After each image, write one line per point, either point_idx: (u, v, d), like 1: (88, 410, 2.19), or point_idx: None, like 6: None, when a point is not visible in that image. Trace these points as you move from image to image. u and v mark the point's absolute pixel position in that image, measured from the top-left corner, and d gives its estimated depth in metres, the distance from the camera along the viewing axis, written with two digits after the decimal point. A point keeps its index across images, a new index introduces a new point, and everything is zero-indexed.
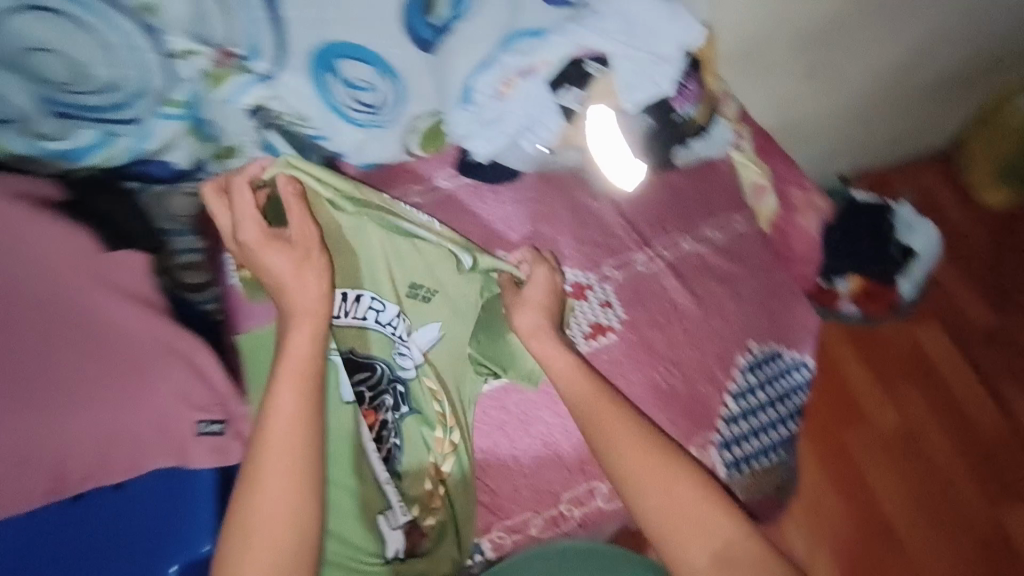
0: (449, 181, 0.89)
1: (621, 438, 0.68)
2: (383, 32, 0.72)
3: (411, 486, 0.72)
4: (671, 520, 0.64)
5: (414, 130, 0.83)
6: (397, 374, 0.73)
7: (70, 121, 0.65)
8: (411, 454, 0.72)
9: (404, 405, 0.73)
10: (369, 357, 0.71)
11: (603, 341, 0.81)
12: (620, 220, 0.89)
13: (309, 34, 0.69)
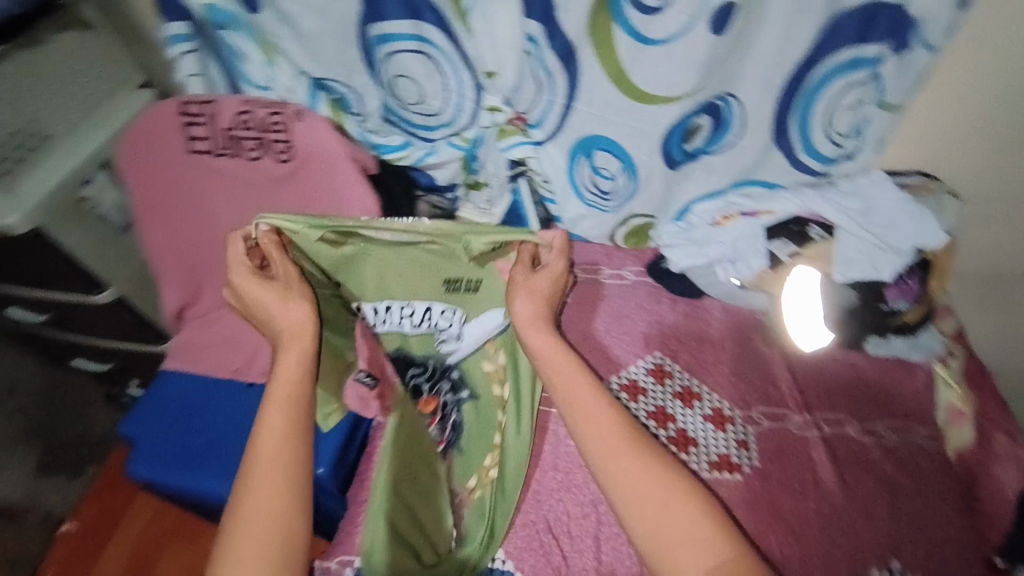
0: (635, 276, 0.99)
1: (595, 433, 0.65)
2: (642, 140, 0.82)
3: (464, 470, 0.83)
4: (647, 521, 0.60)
5: (626, 224, 0.97)
6: (448, 362, 0.88)
7: (394, 126, 0.93)
8: (469, 435, 0.85)
9: (459, 389, 0.87)
10: (425, 354, 0.89)
11: (724, 478, 0.75)
12: (787, 374, 0.85)
13: (584, 125, 0.84)
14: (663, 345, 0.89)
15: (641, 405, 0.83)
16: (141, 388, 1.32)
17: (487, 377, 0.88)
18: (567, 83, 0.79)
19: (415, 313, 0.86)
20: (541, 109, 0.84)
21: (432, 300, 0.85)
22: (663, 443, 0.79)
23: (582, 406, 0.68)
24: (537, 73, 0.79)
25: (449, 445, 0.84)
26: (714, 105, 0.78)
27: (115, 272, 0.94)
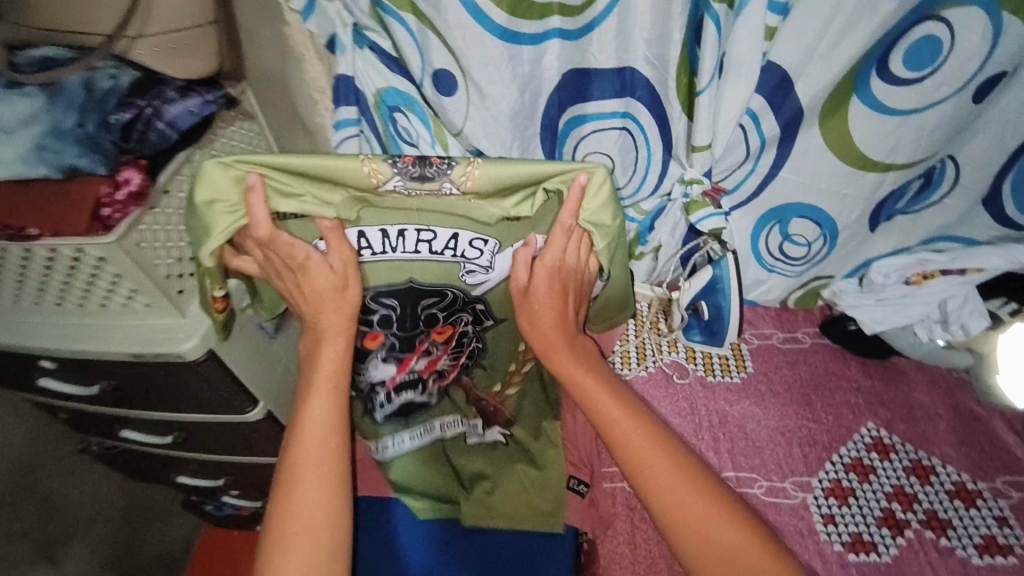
0: (811, 338, 0.95)
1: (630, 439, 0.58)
2: (845, 204, 0.79)
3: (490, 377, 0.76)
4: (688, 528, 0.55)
5: (804, 288, 0.93)
6: (473, 296, 0.65)
7: None
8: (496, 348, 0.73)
9: (487, 319, 0.69)
10: (440, 287, 0.63)
11: (1000, 563, 0.70)
12: (1014, 438, 0.80)
13: (780, 193, 0.80)
14: (872, 414, 0.85)
15: (876, 486, 0.77)
16: (233, 503, 1.13)
17: None
18: (775, 156, 0.76)
19: (430, 257, 0.60)
20: (737, 177, 0.80)
21: (464, 226, 0.58)
22: (918, 527, 0.73)
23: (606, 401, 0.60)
24: (747, 146, 0.75)
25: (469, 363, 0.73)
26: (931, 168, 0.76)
27: (269, 385, 0.81)
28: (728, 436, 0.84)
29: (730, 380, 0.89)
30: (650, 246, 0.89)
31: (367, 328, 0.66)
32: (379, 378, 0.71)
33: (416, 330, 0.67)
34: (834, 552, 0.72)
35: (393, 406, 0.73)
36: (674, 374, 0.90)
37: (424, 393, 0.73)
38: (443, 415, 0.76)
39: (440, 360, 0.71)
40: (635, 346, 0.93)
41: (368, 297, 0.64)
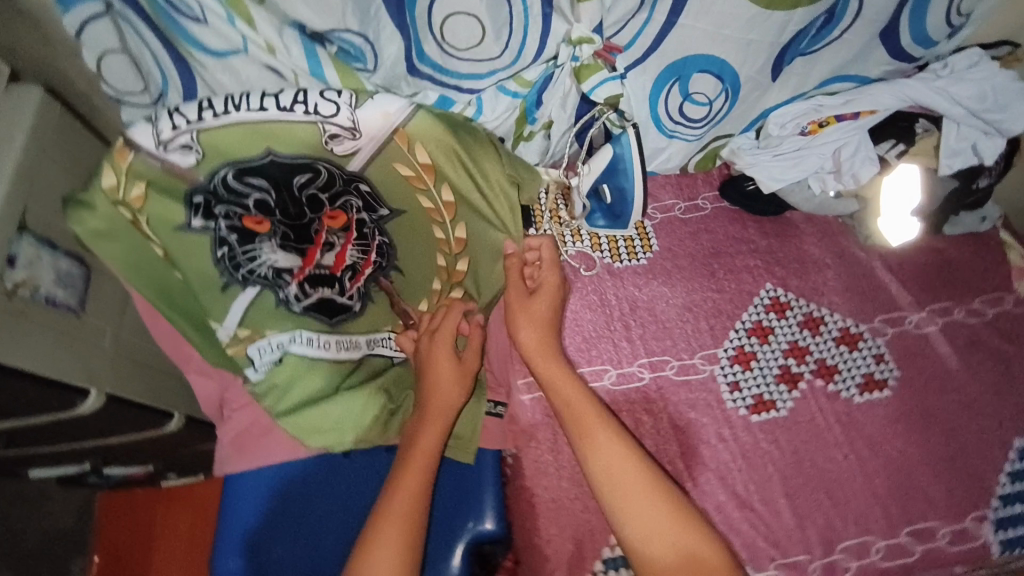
0: (712, 203, 0.90)
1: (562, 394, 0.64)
2: (749, 53, 0.69)
3: (407, 289, 0.64)
4: (611, 461, 0.59)
5: (703, 150, 0.86)
6: (352, 169, 0.53)
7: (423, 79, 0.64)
8: (406, 248, 0.60)
9: (381, 207, 0.56)
10: (300, 156, 0.51)
11: (876, 397, 0.77)
12: (891, 276, 0.84)
13: (678, 48, 0.68)
14: (770, 275, 0.85)
15: (774, 345, 0.80)
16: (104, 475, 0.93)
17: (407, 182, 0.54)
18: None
19: (279, 114, 0.49)
20: (631, 30, 0.65)
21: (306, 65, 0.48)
22: (810, 377, 0.78)
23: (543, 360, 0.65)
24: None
25: (382, 267, 0.61)
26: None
27: (97, 368, 0.64)
28: (638, 322, 0.81)
29: (636, 263, 0.85)
30: (541, 125, 0.73)
31: (240, 212, 0.51)
32: (279, 271, 0.56)
33: (305, 219, 0.54)
34: (740, 416, 0.76)
35: (302, 306, 0.59)
36: (580, 266, 0.84)
37: (345, 294, 0.60)
38: (370, 330, 0.64)
39: (347, 254, 0.58)
40: None
41: (228, 178, 0.50)
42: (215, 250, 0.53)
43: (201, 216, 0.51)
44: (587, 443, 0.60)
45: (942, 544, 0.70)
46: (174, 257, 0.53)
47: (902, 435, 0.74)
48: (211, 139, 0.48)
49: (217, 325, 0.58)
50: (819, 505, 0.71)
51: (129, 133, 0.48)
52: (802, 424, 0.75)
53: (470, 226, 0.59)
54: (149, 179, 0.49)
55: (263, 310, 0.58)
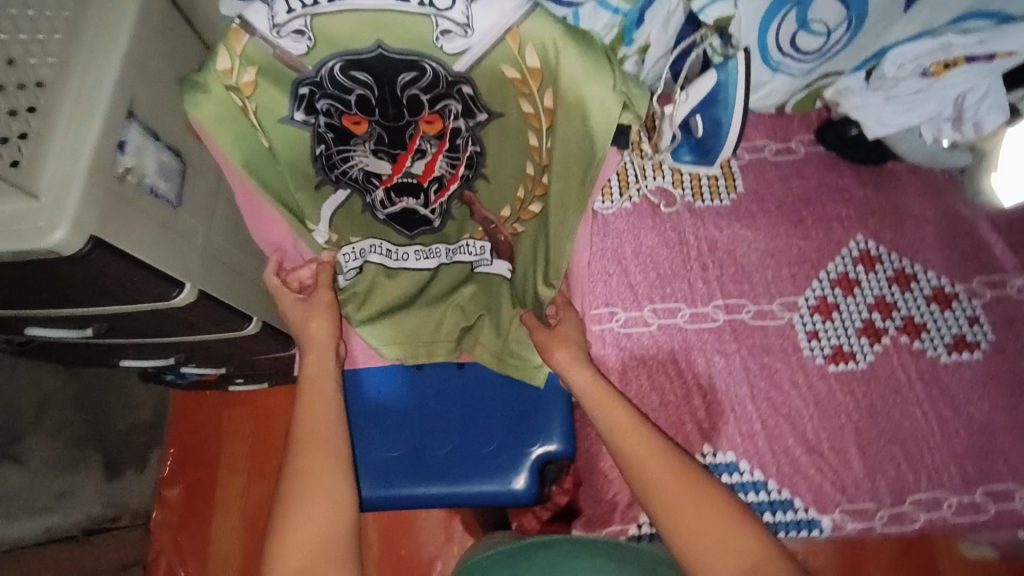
0: (806, 147, 0.86)
1: (644, 451, 0.51)
2: None
3: (498, 207, 0.61)
4: (707, 547, 0.45)
5: (807, 88, 0.81)
6: (458, 71, 0.49)
7: None
8: (497, 159, 0.57)
9: (479, 113, 0.53)
10: (409, 52, 0.48)
11: (964, 359, 0.73)
12: (996, 236, 0.79)
13: None
14: (862, 226, 0.81)
15: (860, 297, 0.77)
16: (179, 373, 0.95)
17: (510, 85, 0.51)
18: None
19: (392, 3, 0.46)
20: None
21: None
22: (895, 333, 0.75)
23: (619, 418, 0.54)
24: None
25: (470, 175, 0.59)
26: None
27: (191, 263, 0.66)
28: (717, 264, 0.79)
29: (719, 204, 0.81)
30: (636, 49, 0.69)
31: (342, 109, 0.51)
32: (370, 174, 0.57)
33: (404, 121, 0.53)
34: (816, 365, 0.74)
35: (385, 214, 0.61)
36: (660, 203, 0.81)
37: (429, 207, 0.61)
38: (449, 240, 0.64)
39: (437, 163, 0.57)
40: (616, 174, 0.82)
41: (335, 70, 0.49)
42: (314, 146, 0.54)
43: (304, 110, 0.51)
44: (673, 515, 0.47)
45: (1017, 508, 0.68)
46: (276, 151, 0.54)
47: (988, 398, 0.71)
48: (323, 26, 0.46)
49: (312, 227, 0.60)
50: (890, 458, 0.70)
51: (244, 14, 0.47)
52: (881, 379, 0.73)
53: (575, 153, 0.53)
54: (260, 65, 0.48)
55: (351, 214, 0.61)
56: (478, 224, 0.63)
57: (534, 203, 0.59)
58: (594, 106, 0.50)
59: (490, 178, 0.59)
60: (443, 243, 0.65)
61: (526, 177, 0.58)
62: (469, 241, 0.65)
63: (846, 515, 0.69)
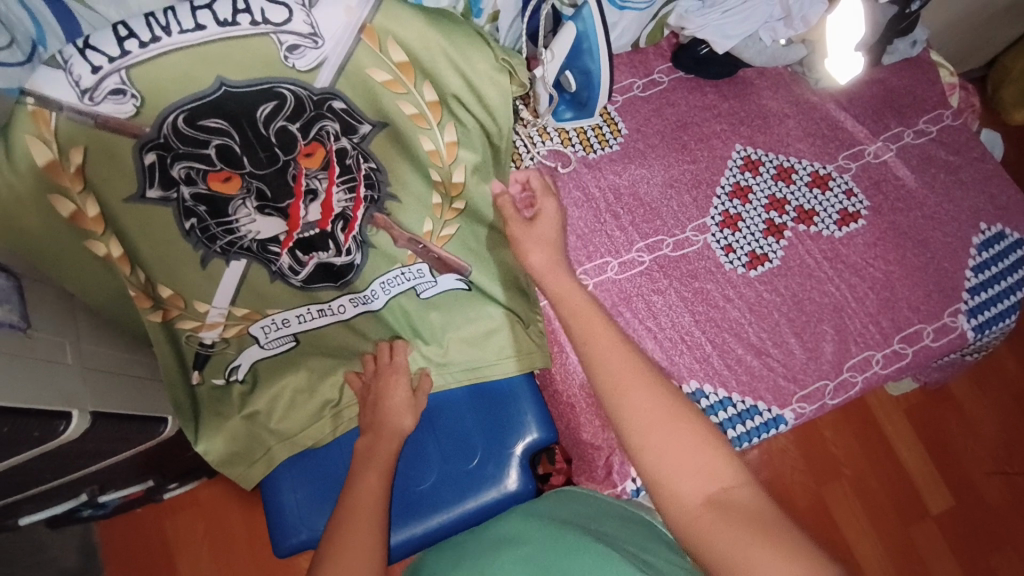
0: (668, 75, 0.89)
1: (632, 379, 0.48)
2: None
3: (423, 220, 0.57)
4: (678, 487, 0.44)
5: (654, 20, 0.83)
6: (321, 89, 0.46)
7: None
8: (396, 174, 0.54)
9: (361, 126, 0.50)
10: (257, 81, 0.44)
11: (853, 229, 0.81)
12: (844, 113, 0.88)
13: None
14: (737, 135, 0.86)
15: (755, 203, 0.82)
16: (97, 506, 0.79)
17: (383, 88, 0.48)
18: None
19: (217, 31, 0.41)
20: None
21: None
22: (793, 225, 0.81)
23: (603, 343, 0.50)
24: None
25: (374, 198, 0.54)
26: None
27: (72, 388, 0.54)
28: (626, 209, 0.80)
29: (610, 151, 0.83)
30: (488, 16, 0.66)
31: (204, 168, 0.45)
32: (264, 242, 0.52)
33: (279, 162, 0.48)
34: (739, 275, 0.78)
35: (300, 279, 0.55)
36: (556, 165, 0.81)
37: (342, 252, 0.55)
38: (381, 271, 0.58)
39: (334, 201, 0.52)
40: None
41: (179, 124, 0.43)
42: (182, 223, 0.48)
43: (160, 185, 0.46)
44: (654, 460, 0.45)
45: (929, 343, 0.78)
46: (133, 250, 0.48)
47: (881, 256, 0.80)
48: (145, 80, 0.41)
49: (206, 305, 0.54)
50: (823, 336, 0.76)
51: (37, 90, 0.39)
52: (793, 268, 0.79)
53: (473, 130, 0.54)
54: (88, 144, 0.42)
55: (256, 290, 0.55)
56: (404, 250, 0.58)
57: (452, 201, 0.57)
58: (479, 80, 0.51)
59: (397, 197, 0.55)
60: (376, 281, 0.58)
61: (433, 178, 0.55)
62: (401, 275, 0.59)
63: (803, 401, 0.74)
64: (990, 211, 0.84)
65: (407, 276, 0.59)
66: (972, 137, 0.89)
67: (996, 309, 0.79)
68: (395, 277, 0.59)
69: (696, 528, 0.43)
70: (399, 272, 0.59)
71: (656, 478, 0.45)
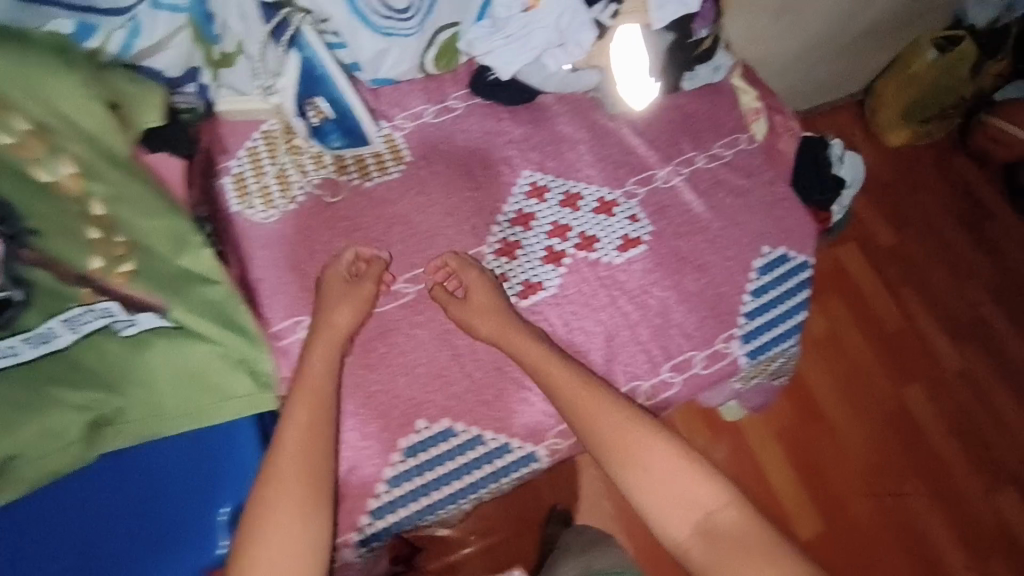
0: (463, 101, 0.87)
1: (618, 433, 0.67)
2: None
3: (85, 255, 0.60)
4: (664, 498, 0.64)
5: (433, 44, 0.81)
6: None
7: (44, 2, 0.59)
8: (28, 207, 0.58)
9: None
10: None
11: (634, 254, 0.80)
12: (639, 139, 0.88)
13: None
14: (526, 161, 0.84)
15: (537, 230, 0.81)
16: None
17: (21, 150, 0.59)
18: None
19: None
20: None
21: None
22: (574, 252, 0.80)
23: (620, 424, 0.67)
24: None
25: (8, 237, 0.57)
26: None
27: None
28: (398, 238, 0.78)
29: (388, 178, 0.81)
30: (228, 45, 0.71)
31: None
32: None
33: None
34: (510, 305, 0.76)
35: None
36: (323, 194, 0.78)
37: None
38: (55, 307, 0.58)
39: None
40: (257, 185, 0.78)
41: None
42: None
43: None
44: (626, 464, 0.66)
45: (698, 371, 0.78)
46: None
47: (658, 283, 0.79)
48: None
49: None
50: (589, 367, 0.75)
51: None
52: (568, 297, 0.78)
53: (132, 162, 0.66)
54: None
55: None
56: (76, 284, 0.60)
57: (97, 231, 0.62)
58: (79, 118, 0.62)
59: (47, 238, 0.59)
60: (55, 317, 0.58)
61: (77, 212, 0.61)
62: (82, 311, 0.60)
63: (559, 437, 0.73)
64: (775, 235, 0.85)
65: (95, 315, 0.60)
66: (766, 161, 0.90)
67: (773, 333, 0.81)
68: (74, 318, 0.59)
69: (676, 539, 0.63)
70: (75, 310, 0.59)
71: (640, 491, 0.65)
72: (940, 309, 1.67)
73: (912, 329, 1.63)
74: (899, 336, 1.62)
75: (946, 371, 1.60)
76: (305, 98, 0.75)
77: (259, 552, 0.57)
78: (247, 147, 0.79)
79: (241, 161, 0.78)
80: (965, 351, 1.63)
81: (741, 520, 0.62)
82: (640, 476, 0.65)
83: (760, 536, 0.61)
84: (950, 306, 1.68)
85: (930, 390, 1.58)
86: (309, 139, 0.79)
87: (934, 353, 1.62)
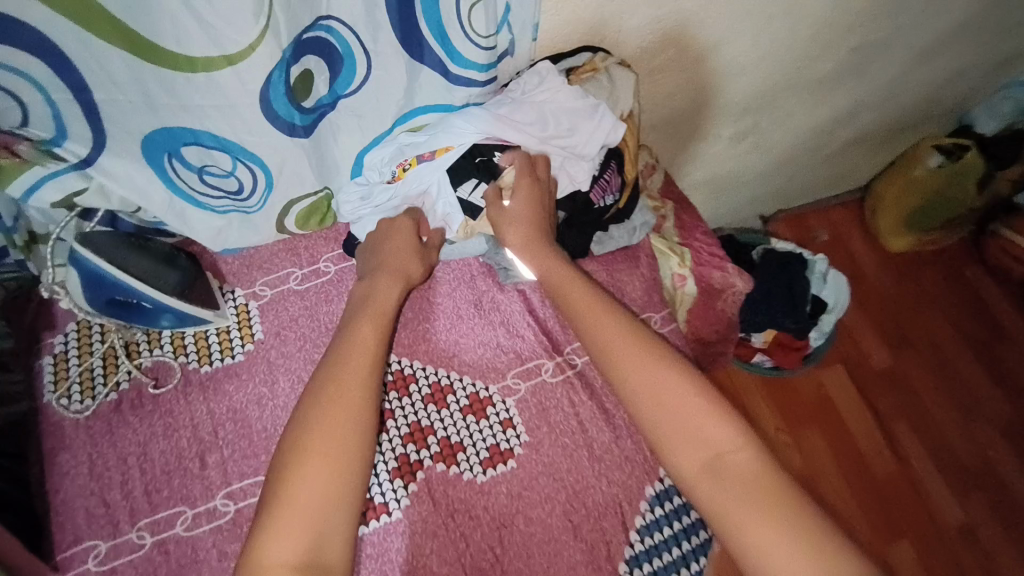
0: (336, 264, 0.78)
1: (656, 387, 0.59)
2: (237, 118, 0.56)
3: None
4: (686, 440, 0.57)
5: (289, 212, 0.72)
6: None
7: None
8: None
9: None
10: None
11: (498, 473, 0.69)
12: (530, 318, 0.78)
13: (135, 117, 0.54)
14: (395, 343, 0.75)
15: (392, 432, 0.70)
16: None
17: None
18: (56, 75, 0.49)
19: None
20: (42, 117, 0.52)
21: None
22: (429, 464, 0.69)
23: (642, 358, 0.60)
24: (28, 72, 0.48)
25: None
26: (310, 38, 0.55)
27: None
28: (228, 439, 0.68)
29: (231, 361, 0.72)
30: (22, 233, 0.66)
31: None
32: None
33: None
34: None
35: None
36: (148, 383, 0.69)
37: None
38: None
39: None
40: (79, 369, 0.69)
41: None
42: None
43: None
44: (646, 396, 0.59)
45: None
46: None
47: (524, 511, 0.67)
48: None
49: None
50: None
51: None
52: (415, 527, 0.66)
53: None
54: None
55: None
56: None
57: None
58: None
59: None
60: None
61: None
62: None
63: None
64: None
65: None
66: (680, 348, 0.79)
67: None
68: None
69: (686, 479, 0.57)
70: None
71: (664, 433, 0.58)
72: (940, 454, 1.47)
73: (903, 472, 1.44)
74: (886, 480, 1.43)
75: (945, 525, 1.40)
76: (106, 297, 0.66)
77: (300, 479, 0.52)
78: (78, 324, 0.71)
79: (69, 339, 0.70)
80: (969, 506, 1.43)
81: (763, 467, 0.55)
82: (657, 411, 0.58)
83: (778, 491, 0.54)
84: (953, 449, 1.48)
85: (923, 550, 1.37)
86: (126, 322, 0.70)
87: (930, 503, 1.42)
